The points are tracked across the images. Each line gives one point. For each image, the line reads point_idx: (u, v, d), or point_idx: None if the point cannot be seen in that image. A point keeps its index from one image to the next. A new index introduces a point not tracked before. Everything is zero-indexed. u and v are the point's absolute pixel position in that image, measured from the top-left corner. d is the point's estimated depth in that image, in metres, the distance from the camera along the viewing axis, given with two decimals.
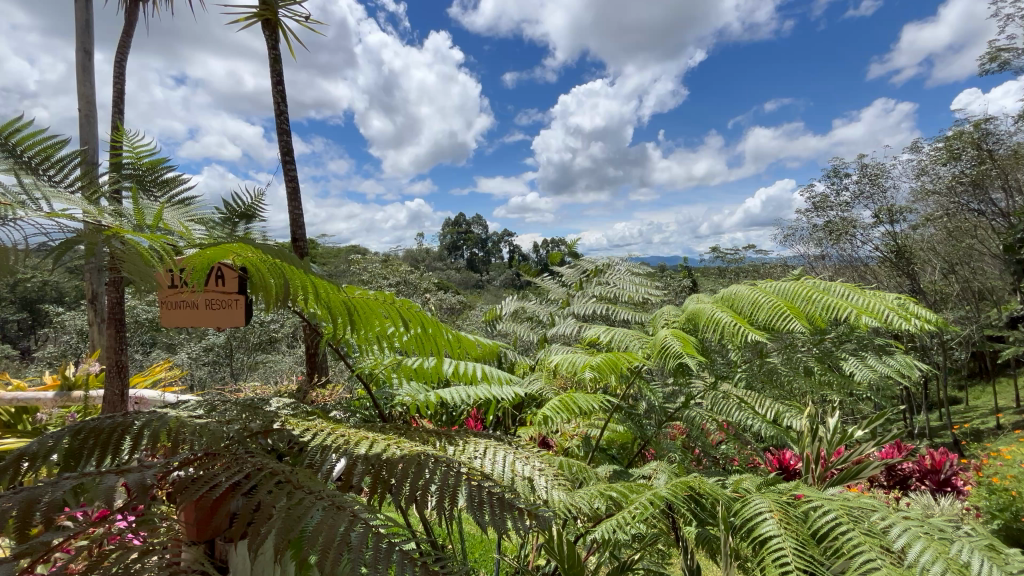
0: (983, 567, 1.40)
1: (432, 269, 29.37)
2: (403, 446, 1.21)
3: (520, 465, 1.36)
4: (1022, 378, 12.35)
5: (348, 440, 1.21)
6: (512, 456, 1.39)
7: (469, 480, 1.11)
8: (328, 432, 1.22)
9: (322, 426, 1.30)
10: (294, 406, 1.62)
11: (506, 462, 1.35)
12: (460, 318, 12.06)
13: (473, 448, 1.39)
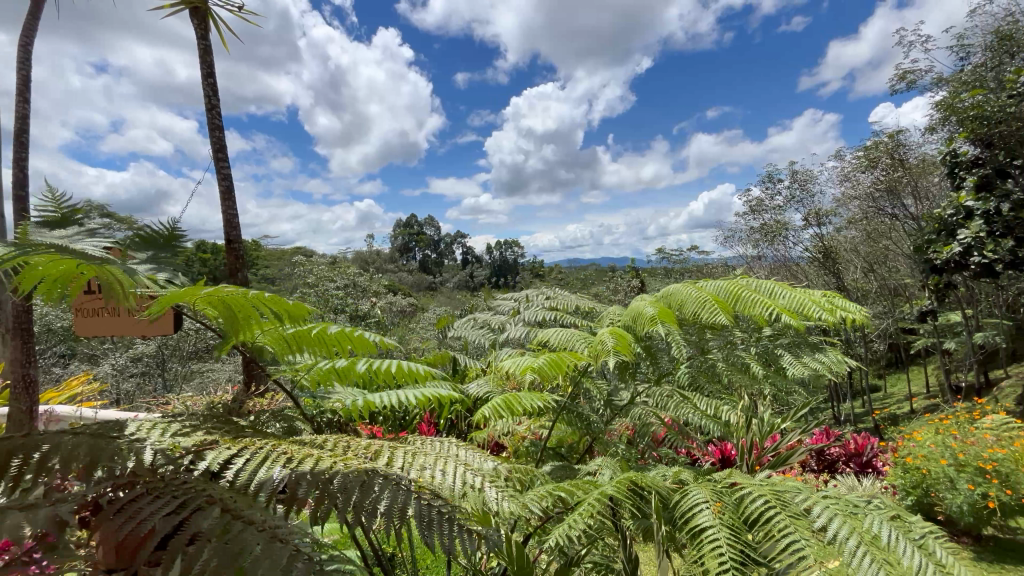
0: (892, 537, 1.53)
1: (384, 270, 28.69)
2: (348, 464, 1.17)
3: (471, 475, 1.35)
4: (931, 366, 13.61)
5: (291, 457, 1.16)
6: (460, 467, 1.38)
7: (416, 497, 1.11)
8: (268, 448, 1.18)
9: (260, 441, 1.24)
10: (222, 418, 1.56)
11: (456, 473, 1.35)
12: (412, 321, 11.85)
13: (424, 460, 1.37)
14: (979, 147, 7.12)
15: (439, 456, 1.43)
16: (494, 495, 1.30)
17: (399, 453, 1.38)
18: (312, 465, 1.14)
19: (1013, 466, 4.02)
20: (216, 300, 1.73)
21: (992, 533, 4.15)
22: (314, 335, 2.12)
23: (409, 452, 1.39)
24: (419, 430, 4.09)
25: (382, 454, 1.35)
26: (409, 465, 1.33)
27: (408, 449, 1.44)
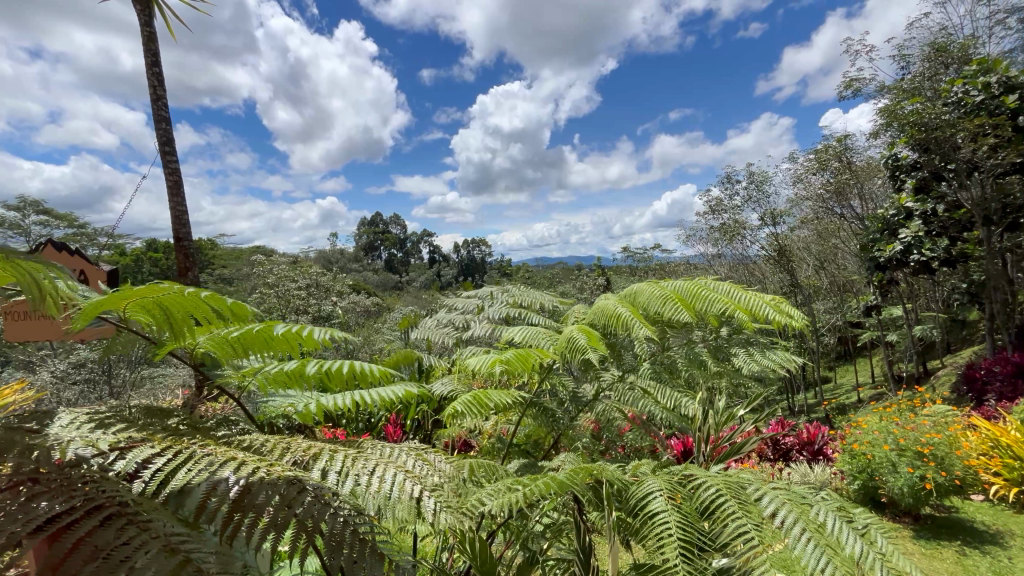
0: (835, 524, 1.63)
1: (348, 271, 28.01)
2: (273, 469, 1.15)
3: (409, 481, 1.41)
4: (876, 358, 14.44)
5: (214, 460, 1.12)
6: (395, 471, 1.45)
7: (335, 515, 1.08)
8: (191, 450, 1.13)
9: (188, 443, 1.19)
10: (161, 419, 1.50)
11: (392, 477, 1.43)
12: (376, 322, 11.61)
13: (364, 465, 1.44)
14: (918, 151, 7.57)
15: (381, 461, 1.49)
16: (430, 504, 1.35)
17: (340, 456, 1.46)
18: (236, 470, 1.10)
19: (947, 450, 4.37)
20: (152, 300, 1.72)
21: (929, 512, 4.43)
22: (260, 334, 2.03)
23: (351, 456, 1.47)
24: (384, 432, 4.04)
25: (323, 456, 1.43)
26: (345, 471, 1.41)
27: (351, 454, 1.50)
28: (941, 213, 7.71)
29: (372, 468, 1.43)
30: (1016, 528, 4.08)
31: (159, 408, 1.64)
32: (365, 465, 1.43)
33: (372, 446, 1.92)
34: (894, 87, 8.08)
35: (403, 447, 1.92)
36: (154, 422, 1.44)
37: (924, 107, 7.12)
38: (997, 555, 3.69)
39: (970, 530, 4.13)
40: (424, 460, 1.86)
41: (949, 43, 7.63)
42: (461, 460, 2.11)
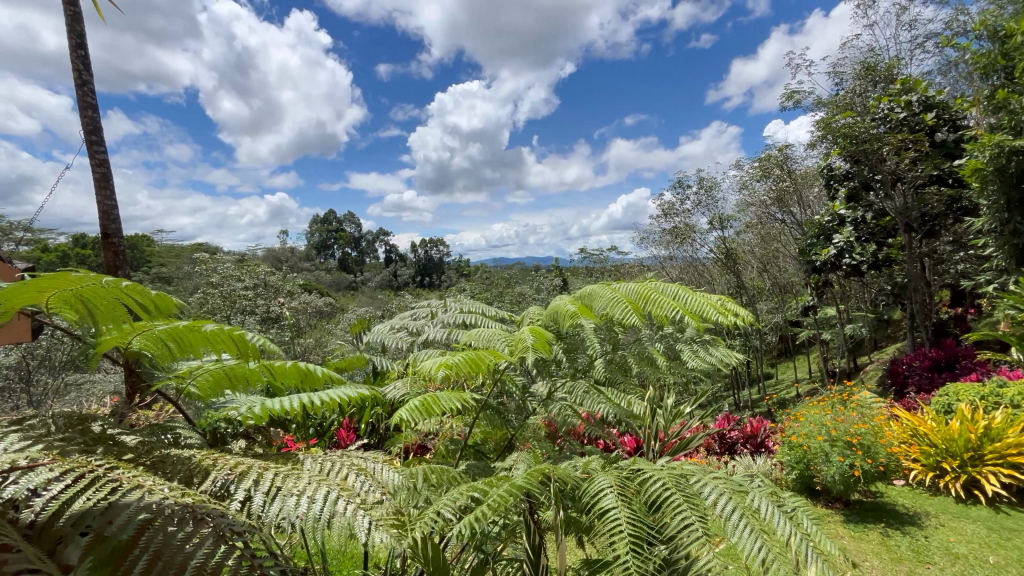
0: (769, 510, 1.72)
1: (299, 269, 26.93)
2: (186, 495, 1.09)
3: (343, 500, 1.41)
4: (812, 355, 15.41)
5: (122, 485, 1.05)
6: (329, 489, 1.45)
7: (244, 552, 1.01)
8: (97, 475, 1.06)
9: (95, 465, 1.11)
10: (74, 432, 1.39)
11: (324, 496, 1.42)
12: (328, 323, 11.23)
13: (294, 487, 1.40)
14: (850, 162, 8.06)
15: (314, 478, 1.49)
16: (363, 523, 1.35)
17: (270, 475, 1.44)
18: (142, 497, 1.03)
19: (872, 439, 4.72)
20: (72, 300, 1.59)
21: (858, 498, 4.76)
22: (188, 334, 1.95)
23: (281, 474, 1.47)
24: (337, 438, 3.93)
25: (250, 474, 1.41)
26: (273, 493, 1.40)
27: (282, 472, 1.50)
28: (869, 220, 8.30)
29: (302, 487, 1.42)
30: (931, 510, 4.46)
31: (81, 413, 1.55)
32: (296, 486, 1.43)
33: (315, 459, 1.86)
34: (828, 101, 8.63)
35: (347, 459, 1.89)
36: (68, 435, 1.36)
37: (856, 121, 7.64)
38: (917, 535, 4.01)
39: (893, 513, 4.47)
40: (370, 470, 1.84)
41: (877, 63, 8.23)
42: (413, 467, 2.09)
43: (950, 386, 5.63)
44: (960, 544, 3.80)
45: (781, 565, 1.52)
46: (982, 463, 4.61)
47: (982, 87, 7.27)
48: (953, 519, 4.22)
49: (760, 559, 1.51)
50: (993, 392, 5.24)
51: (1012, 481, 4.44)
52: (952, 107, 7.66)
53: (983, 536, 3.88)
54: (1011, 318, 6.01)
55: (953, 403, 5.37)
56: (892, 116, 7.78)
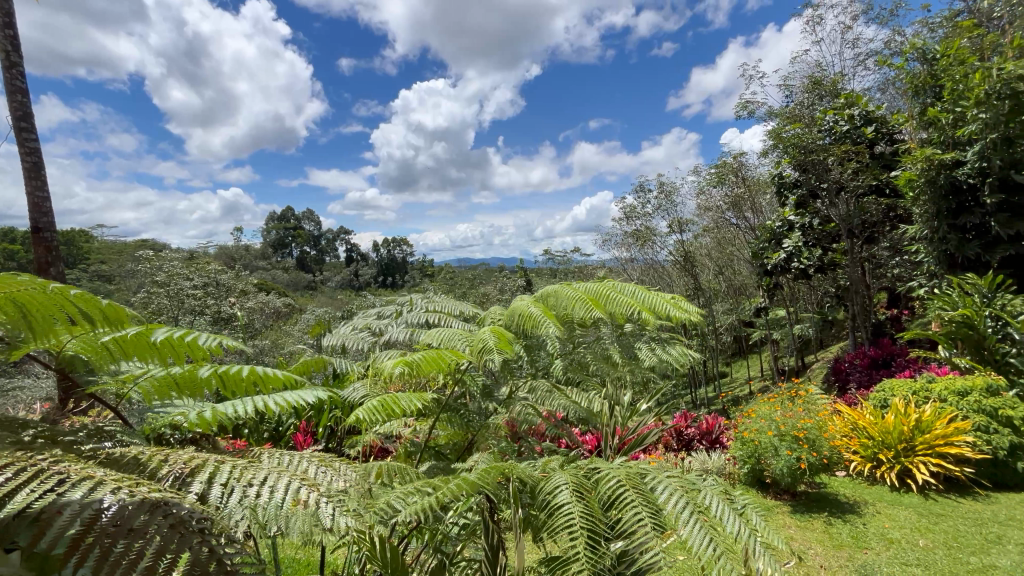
0: (718, 507, 1.77)
1: (255, 268, 25.85)
2: (138, 488, 1.06)
3: (304, 490, 1.40)
4: (763, 354, 16.12)
5: (68, 481, 1.02)
6: (290, 480, 1.43)
7: (201, 539, 1.01)
8: (43, 472, 1.02)
9: (40, 460, 1.07)
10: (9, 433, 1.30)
11: (284, 486, 1.41)
12: (286, 324, 10.85)
13: (252, 478, 1.39)
14: (799, 171, 8.47)
15: (274, 469, 1.47)
16: (325, 510, 1.34)
17: (228, 467, 1.41)
18: (91, 492, 1.00)
19: (817, 433, 4.98)
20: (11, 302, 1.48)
21: (804, 489, 5.02)
22: (135, 341, 1.86)
23: (240, 465, 1.44)
24: (294, 441, 3.81)
25: (205, 468, 1.38)
26: (231, 485, 1.37)
27: (240, 465, 1.46)
28: (816, 226, 8.79)
29: (261, 479, 1.40)
30: (868, 498, 4.76)
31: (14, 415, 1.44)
32: (255, 477, 1.40)
33: (269, 455, 1.81)
34: (779, 112, 9.05)
35: (305, 455, 1.84)
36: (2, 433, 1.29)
37: (804, 132, 8.05)
38: (856, 522, 4.27)
39: (835, 503, 4.75)
40: (330, 468, 1.79)
41: (823, 78, 8.67)
42: (371, 465, 2.06)
43: (886, 382, 6.02)
44: (893, 529, 4.07)
45: (729, 560, 1.57)
46: (913, 453, 4.95)
47: (915, 104, 7.82)
48: (888, 506, 4.52)
49: (708, 554, 1.56)
50: (923, 387, 5.65)
51: (939, 470, 4.80)
52: (889, 121, 8.22)
53: (913, 521, 4.17)
54: (939, 318, 6.51)
55: (889, 397, 5.74)
56: (836, 128, 8.27)
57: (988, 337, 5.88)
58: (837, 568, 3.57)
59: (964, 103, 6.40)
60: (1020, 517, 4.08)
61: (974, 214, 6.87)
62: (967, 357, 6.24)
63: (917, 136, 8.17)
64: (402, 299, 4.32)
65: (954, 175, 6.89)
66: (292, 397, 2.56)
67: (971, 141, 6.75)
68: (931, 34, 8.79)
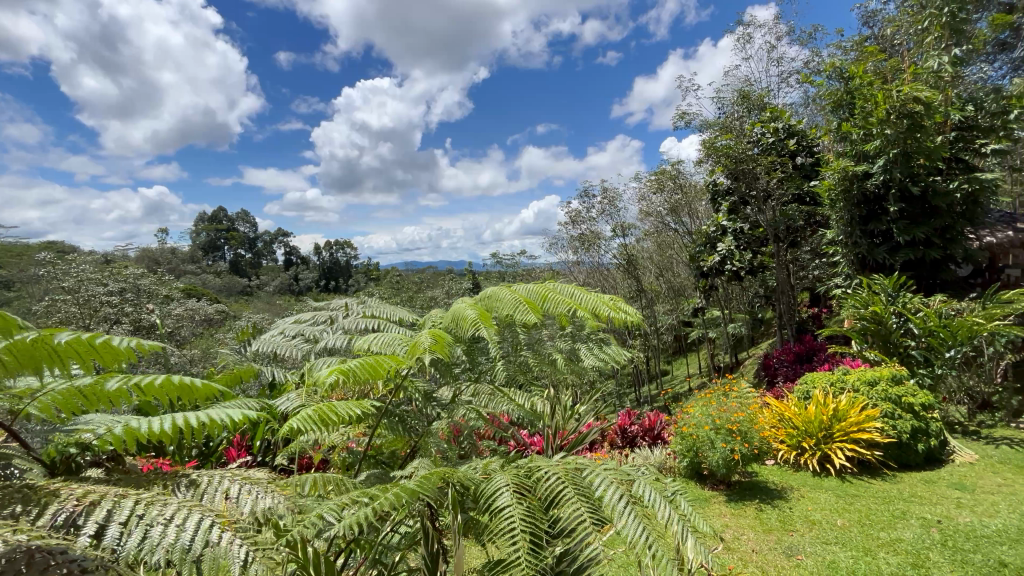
0: (651, 496, 1.86)
1: (183, 272, 24.02)
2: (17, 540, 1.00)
3: (219, 527, 1.35)
4: (701, 351, 16.98)
5: None
6: (204, 514, 1.37)
7: None
8: None
9: None
10: None
11: (196, 522, 1.34)
12: (216, 333, 10.12)
13: (159, 515, 1.32)
14: (731, 179, 8.99)
15: (187, 503, 1.40)
16: (241, 551, 1.31)
17: (131, 503, 1.32)
18: None
19: (748, 425, 5.30)
20: None
21: (737, 478, 5.33)
22: (14, 361, 1.72)
23: (147, 500, 1.35)
24: (226, 457, 3.60)
25: (105, 505, 1.29)
26: (133, 522, 1.29)
27: (145, 497, 1.37)
28: (747, 231, 9.39)
29: (169, 515, 1.33)
30: (794, 483, 5.14)
31: None
32: (162, 512, 1.33)
33: (184, 481, 1.69)
34: (713, 123, 9.55)
35: (227, 475, 1.74)
36: None
37: (735, 142, 8.48)
38: (784, 507, 4.59)
39: (765, 490, 5.07)
40: (254, 491, 1.70)
41: (751, 92, 9.14)
42: (304, 477, 1.97)
43: (807, 375, 6.53)
44: (815, 511, 4.42)
45: (661, 546, 1.65)
46: (832, 439, 5.39)
47: (831, 119, 8.51)
48: (810, 490, 4.90)
49: (642, 543, 1.63)
50: (839, 378, 6.19)
51: (854, 453, 5.26)
52: (809, 135, 8.93)
53: (832, 502, 4.55)
54: (852, 317, 7.13)
55: (810, 389, 6.23)
56: (764, 140, 8.86)
57: (894, 332, 6.51)
58: (767, 551, 3.80)
59: (872, 120, 7.05)
60: (920, 493, 4.55)
61: (881, 222, 7.60)
62: (875, 350, 6.88)
63: (833, 148, 8.91)
64: (338, 304, 4.25)
65: (865, 185, 7.56)
66: (219, 409, 2.39)
67: (876, 155, 7.45)
68: (844, 55, 9.60)
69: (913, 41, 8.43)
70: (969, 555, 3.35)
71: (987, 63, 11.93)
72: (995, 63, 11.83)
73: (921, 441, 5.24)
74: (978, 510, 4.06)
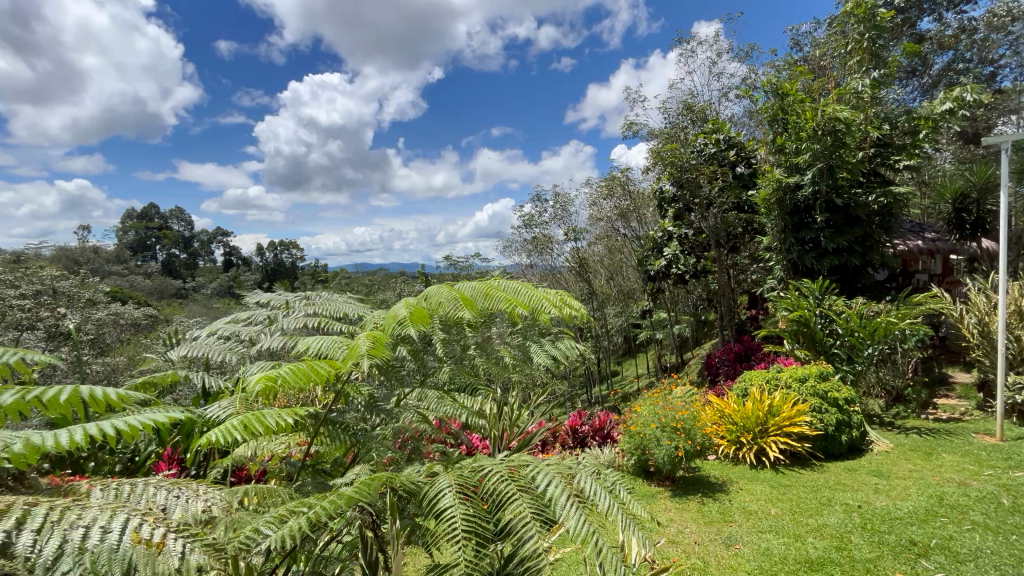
0: (593, 489, 1.92)
1: (107, 273, 22.18)
2: None
3: (149, 524, 1.36)
4: (648, 352, 17.60)
5: None
6: (130, 514, 1.37)
7: None
8: None
9: None
10: None
11: (124, 523, 1.33)
12: (144, 339, 9.43)
13: (80, 518, 1.30)
14: (676, 187, 9.39)
15: (109, 504, 1.39)
16: (176, 546, 1.34)
17: (45, 510, 1.29)
18: None
19: (691, 423, 5.53)
20: None
21: (681, 474, 5.52)
22: None
23: (63, 507, 1.33)
24: (154, 470, 3.38)
25: (15, 515, 1.24)
26: (49, 528, 1.26)
27: (60, 504, 1.35)
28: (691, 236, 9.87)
29: (89, 518, 1.30)
30: (734, 477, 5.43)
31: None
32: (82, 516, 1.31)
33: (103, 489, 1.57)
34: (659, 132, 9.93)
35: (153, 480, 1.63)
36: None
37: (680, 151, 8.86)
38: (723, 500, 4.84)
39: (708, 484, 5.33)
40: (185, 493, 1.61)
41: (695, 103, 9.57)
42: (236, 488, 1.90)
43: (745, 373, 6.91)
44: (751, 502, 4.70)
45: (601, 537, 1.71)
46: (767, 433, 5.74)
47: (767, 132, 9.06)
48: (748, 482, 5.20)
49: (585, 535, 1.68)
50: (773, 375, 6.59)
51: (786, 446, 5.63)
52: (746, 147, 9.48)
53: (766, 493, 4.85)
54: (785, 318, 7.59)
55: (748, 386, 6.59)
56: (706, 150, 9.31)
57: (818, 332, 7.04)
58: (708, 541, 4.00)
59: (803, 135, 7.60)
60: (844, 481, 4.93)
61: (810, 230, 8.18)
62: (804, 349, 7.40)
63: (768, 160, 9.49)
64: (278, 302, 4.09)
65: (797, 196, 8.13)
66: (139, 417, 2.25)
67: (806, 168, 8.03)
68: (778, 74, 10.25)
69: (838, 64, 9.14)
70: (884, 536, 3.67)
71: (901, 87, 13.13)
72: (908, 88, 13.04)
73: (844, 432, 5.69)
74: (892, 494, 4.47)
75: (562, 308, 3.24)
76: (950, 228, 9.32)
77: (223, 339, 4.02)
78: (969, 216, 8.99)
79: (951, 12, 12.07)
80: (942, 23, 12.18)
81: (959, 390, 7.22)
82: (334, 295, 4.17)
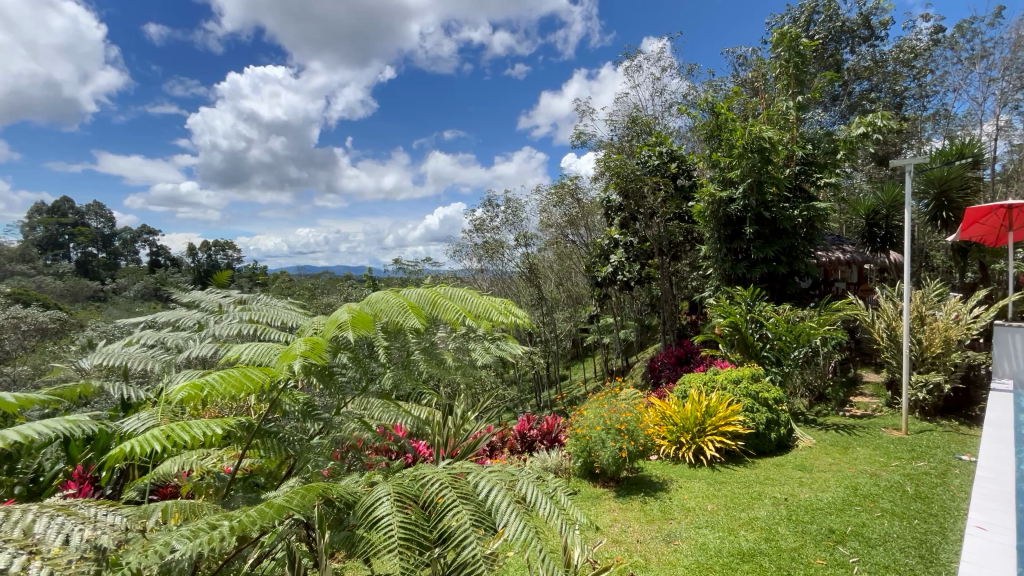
0: (533, 495, 1.94)
1: (8, 273, 19.90)
2: None
3: (11, 554, 1.18)
4: (595, 356, 18.04)
5: None
6: None
7: None
8: None
9: None
10: None
11: None
12: (51, 345, 8.54)
13: None
14: (622, 197, 9.74)
15: None
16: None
17: None
18: None
19: (635, 424, 5.69)
20: None
21: (625, 474, 5.69)
22: None
23: None
24: (67, 490, 3.03)
25: None
26: None
27: None
28: (635, 244, 10.26)
29: None
30: (673, 475, 5.66)
31: None
32: None
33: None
34: (606, 143, 10.24)
35: (37, 507, 1.41)
36: None
37: (626, 162, 9.17)
38: (664, 498, 5.04)
39: (649, 483, 5.52)
40: (76, 518, 1.40)
41: (639, 117, 9.97)
42: (151, 508, 1.73)
43: (685, 376, 7.23)
44: (689, 499, 4.92)
45: (540, 542, 1.72)
46: (704, 434, 6.03)
47: (705, 147, 9.55)
48: (686, 480, 5.45)
49: (523, 540, 1.69)
50: (710, 378, 6.95)
51: (721, 445, 5.93)
52: (687, 160, 9.95)
53: (702, 490, 5.10)
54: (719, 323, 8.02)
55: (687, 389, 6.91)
56: (650, 162, 9.70)
57: (750, 337, 7.50)
58: (649, 539, 4.14)
59: (735, 152, 8.11)
60: (772, 476, 5.27)
61: (742, 240, 8.73)
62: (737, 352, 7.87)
63: (706, 173, 10.02)
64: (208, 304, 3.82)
65: (729, 209, 8.66)
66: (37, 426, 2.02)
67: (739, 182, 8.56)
68: (716, 92, 10.87)
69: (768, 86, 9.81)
70: (808, 525, 3.95)
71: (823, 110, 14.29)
72: (829, 112, 14.21)
73: (773, 430, 6.10)
74: (815, 486, 4.83)
75: (505, 312, 3.24)
76: (864, 241, 10.25)
77: (144, 346, 3.70)
78: (880, 231, 9.93)
79: (863, 45, 13.30)
80: (857, 55, 13.39)
81: (870, 390, 7.94)
82: (274, 301, 3.96)
